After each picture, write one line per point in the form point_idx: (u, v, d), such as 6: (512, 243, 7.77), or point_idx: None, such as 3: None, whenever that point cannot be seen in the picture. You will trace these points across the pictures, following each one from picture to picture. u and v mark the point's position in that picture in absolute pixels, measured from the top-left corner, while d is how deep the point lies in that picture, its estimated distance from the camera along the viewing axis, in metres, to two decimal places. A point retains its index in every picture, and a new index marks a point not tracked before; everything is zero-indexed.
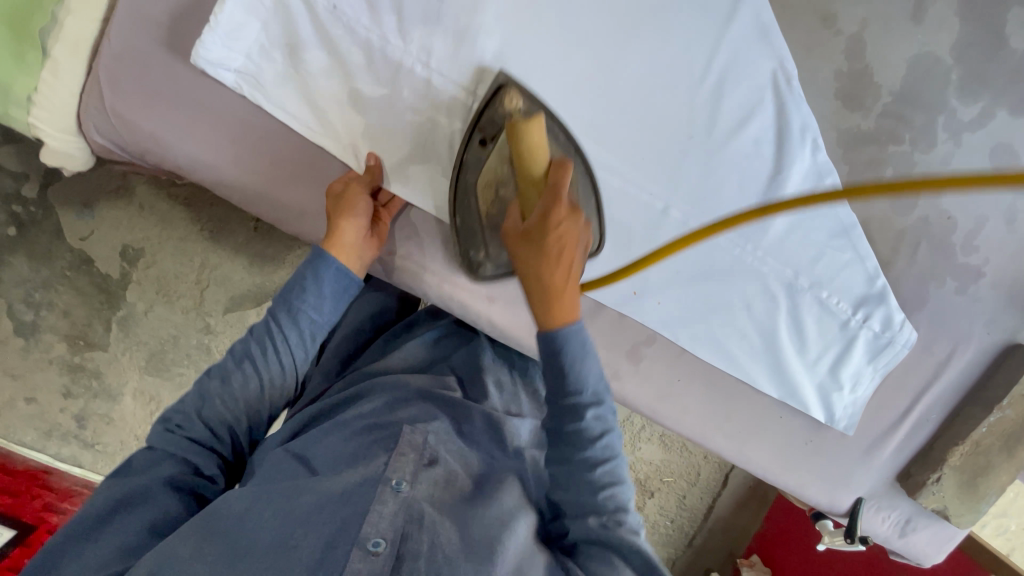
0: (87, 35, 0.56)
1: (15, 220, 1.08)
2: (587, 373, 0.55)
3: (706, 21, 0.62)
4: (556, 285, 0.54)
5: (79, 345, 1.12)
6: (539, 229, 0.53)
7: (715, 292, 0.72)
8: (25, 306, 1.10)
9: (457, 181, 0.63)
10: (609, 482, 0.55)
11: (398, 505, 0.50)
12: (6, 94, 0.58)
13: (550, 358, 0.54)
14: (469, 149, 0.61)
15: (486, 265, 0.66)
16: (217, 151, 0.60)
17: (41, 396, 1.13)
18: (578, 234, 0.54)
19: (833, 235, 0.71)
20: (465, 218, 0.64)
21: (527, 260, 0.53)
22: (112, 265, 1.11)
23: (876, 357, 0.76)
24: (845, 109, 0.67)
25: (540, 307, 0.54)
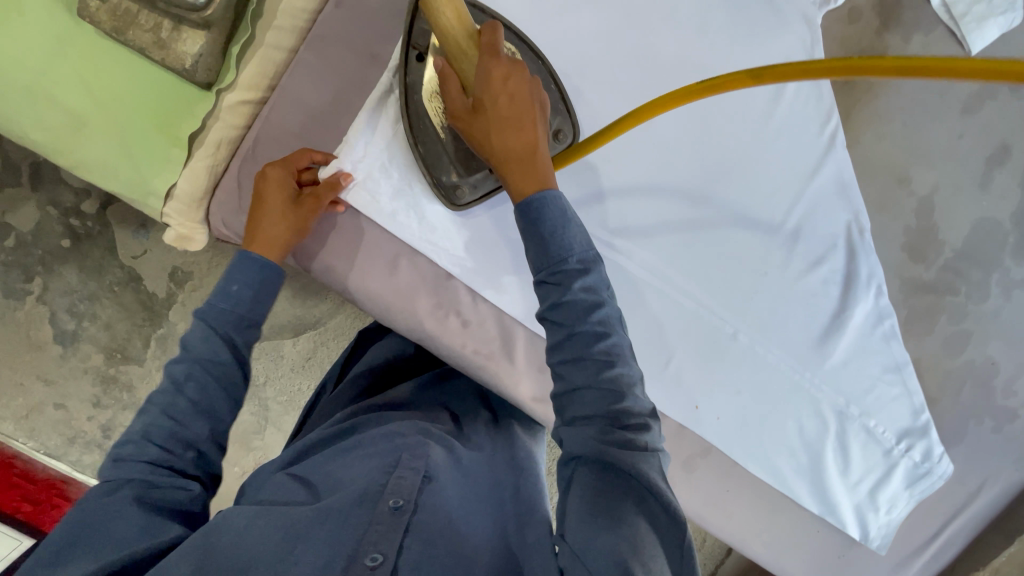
0: (230, 141, 0.60)
1: (73, 233, 1.14)
2: (572, 241, 0.50)
3: (790, 175, 0.68)
4: (523, 152, 0.53)
5: (116, 358, 1.16)
6: (487, 97, 0.53)
7: (769, 413, 0.76)
8: (69, 315, 1.14)
9: (406, 108, 0.60)
10: (607, 366, 0.47)
11: (395, 525, 0.47)
12: (143, 185, 0.61)
13: (531, 228, 0.50)
14: (408, 69, 0.59)
15: (462, 188, 0.63)
16: (334, 257, 0.65)
17: (71, 403, 1.16)
18: (526, 90, 0.54)
19: (885, 370, 0.75)
20: (427, 142, 0.61)
21: (485, 133, 0.53)
22: (159, 285, 1.15)
23: (914, 484, 0.79)
24: (910, 260, 0.72)
25: (512, 178, 0.52)
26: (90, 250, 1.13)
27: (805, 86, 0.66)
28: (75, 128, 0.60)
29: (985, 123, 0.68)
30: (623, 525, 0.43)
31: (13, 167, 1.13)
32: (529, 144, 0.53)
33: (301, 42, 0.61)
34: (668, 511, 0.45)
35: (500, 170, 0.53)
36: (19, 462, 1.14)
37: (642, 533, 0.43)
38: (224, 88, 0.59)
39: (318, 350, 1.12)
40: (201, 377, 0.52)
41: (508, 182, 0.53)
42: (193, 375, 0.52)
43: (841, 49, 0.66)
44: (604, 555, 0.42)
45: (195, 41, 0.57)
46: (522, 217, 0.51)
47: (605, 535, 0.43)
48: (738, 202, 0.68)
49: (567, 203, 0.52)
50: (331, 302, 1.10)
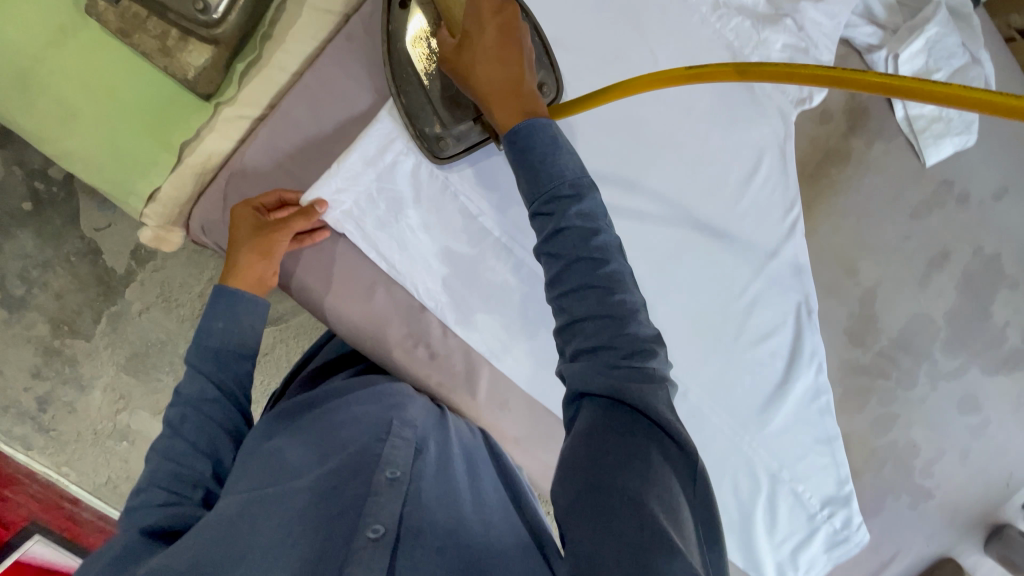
0: (221, 154, 0.61)
1: (35, 197, 1.10)
2: (566, 165, 0.49)
3: (756, 249, 0.72)
4: (508, 85, 0.53)
5: (62, 331, 1.12)
6: (475, 28, 0.54)
7: (709, 469, 0.80)
8: (19, 280, 1.10)
9: (389, 56, 0.59)
10: (608, 295, 0.46)
11: (393, 494, 0.49)
12: (125, 185, 0.61)
13: (525, 159, 0.50)
14: (393, 16, 0.59)
15: (446, 140, 0.61)
16: (312, 282, 0.66)
17: (7, 371, 1.11)
18: (516, 23, 0.55)
19: (817, 441, 0.80)
20: (410, 91, 0.60)
21: (472, 62, 0.54)
22: (119, 261, 1.12)
23: (831, 549, 0.85)
24: (850, 343, 0.77)
25: (497, 111, 0.53)
26: (51, 217, 1.09)
27: (776, 175, 0.69)
28: (63, 119, 0.59)
29: (933, 228, 0.74)
30: (640, 459, 0.42)
31: None
32: (514, 78, 0.54)
33: (306, 66, 0.62)
34: (681, 449, 0.43)
35: (485, 104, 0.54)
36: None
37: (662, 474, 0.42)
38: (223, 102, 0.61)
39: (277, 346, 1.10)
40: (195, 418, 0.54)
41: (495, 116, 0.53)
42: (187, 416, 0.54)
43: (810, 146, 0.72)
44: (625, 500, 0.41)
45: (202, 53, 0.57)
46: (511, 149, 0.51)
47: (618, 484, 0.41)
48: (721, 210, 0.70)
49: (556, 131, 0.52)
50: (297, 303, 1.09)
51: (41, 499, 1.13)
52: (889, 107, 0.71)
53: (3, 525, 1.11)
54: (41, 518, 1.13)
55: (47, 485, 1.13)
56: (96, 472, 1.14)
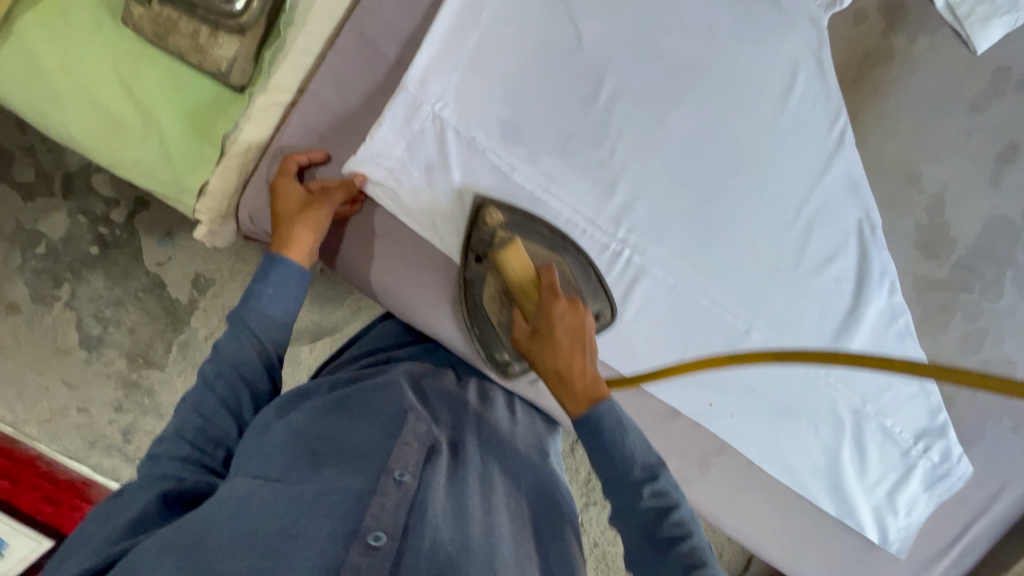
0: (260, 141, 0.64)
1: (101, 241, 1.18)
2: (634, 450, 0.50)
3: (805, 167, 0.68)
4: (576, 372, 0.52)
5: (138, 363, 1.19)
6: (545, 324, 0.54)
7: (784, 411, 0.76)
8: (95, 321, 1.18)
9: (464, 300, 0.67)
10: (657, 497, 0.48)
11: (400, 499, 0.48)
12: (178, 183, 0.65)
13: (591, 436, 0.50)
14: (468, 269, 0.66)
15: (514, 364, 0.68)
16: (356, 255, 0.67)
17: (93, 408, 1.19)
18: (585, 323, 0.54)
19: (901, 367, 0.75)
20: (481, 324, 0.67)
21: (542, 355, 0.54)
22: (181, 291, 1.19)
23: (932, 487, 0.79)
24: (922, 257, 0.72)
25: (567, 401, 0.53)
26: (118, 257, 1.17)
27: (814, 87, 0.66)
28: (116, 130, 0.63)
29: (997, 120, 0.68)
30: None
31: (47, 178, 1.18)
32: (585, 370, 0.53)
33: (327, 47, 0.65)
34: None
35: (556, 388, 0.54)
36: (42, 462, 1.17)
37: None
38: (256, 91, 0.63)
39: None
40: (230, 376, 0.55)
41: (562, 401, 0.53)
42: (222, 373, 0.55)
43: (847, 51, 0.67)
44: None
45: (231, 46, 0.60)
46: (585, 433, 0.51)
47: None
48: (764, 156, 0.68)
49: (620, 410, 0.51)
50: (348, 310, 1.13)
51: None
52: None
53: None
54: None
55: None
56: None
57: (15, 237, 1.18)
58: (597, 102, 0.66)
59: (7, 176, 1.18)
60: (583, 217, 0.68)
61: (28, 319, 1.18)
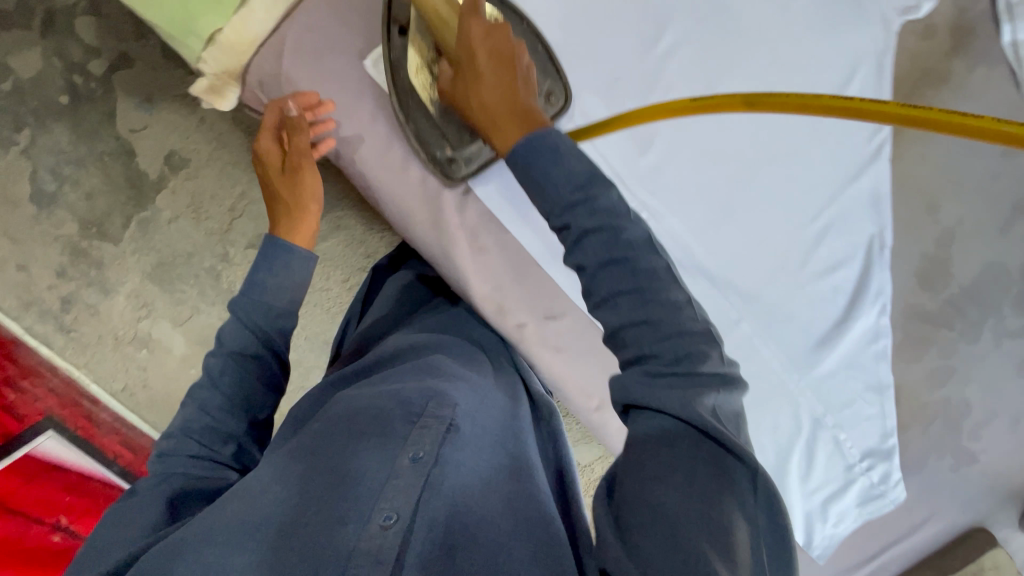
0: (288, 0, 0.59)
1: (73, 90, 1.07)
2: (569, 162, 0.48)
3: (833, 174, 0.68)
4: (511, 106, 0.51)
5: (90, 232, 1.10)
6: (472, 59, 0.52)
7: (751, 406, 0.76)
8: (51, 176, 1.08)
9: (392, 84, 0.59)
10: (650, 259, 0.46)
11: (414, 479, 0.46)
12: (186, 23, 0.58)
13: (525, 178, 0.49)
14: (391, 43, 0.58)
15: (457, 163, 0.61)
16: (369, 150, 0.63)
17: (34, 268, 1.09)
18: (503, 39, 0.53)
19: (868, 388, 0.77)
20: (418, 118, 0.60)
21: (474, 90, 0.52)
22: (152, 165, 1.10)
23: (864, 504, 0.82)
24: (918, 287, 0.74)
25: (504, 133, 0.51)
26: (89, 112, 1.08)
27: (868, 89, 0.64)
28: None
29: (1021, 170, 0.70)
30: (714, 511, 0.38)
31: (23, 7, 1.05)
32: (515, 101, 0.51)
33: None
34: (737, 458, 0.40)
35: (486, 127, 0.52)
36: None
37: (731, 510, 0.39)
38: None
39: None
40: (235, 370, 0.56)
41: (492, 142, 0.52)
42: (227, 368, 0.56)
43: (909, 63, 0.66)
44: (677, 512, 0.39)
45: None
46: (520, 159, 0.48)
47: (676, 486, 0.39)
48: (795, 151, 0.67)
49: (559, 139, 0.49)
50: (326, 223, 1.06)
51: (60, 394, 1.10)
52: (994, 31, 0.66)
53: (16, 418, 1.06)
54: (57, 415, 1.09)
55: (69, 381, 1.10)
56: (115, 377, 1.12)
57: None
58: (655, 50, 0.62)
59: None
60: (610, 168, 0.66)
61: None
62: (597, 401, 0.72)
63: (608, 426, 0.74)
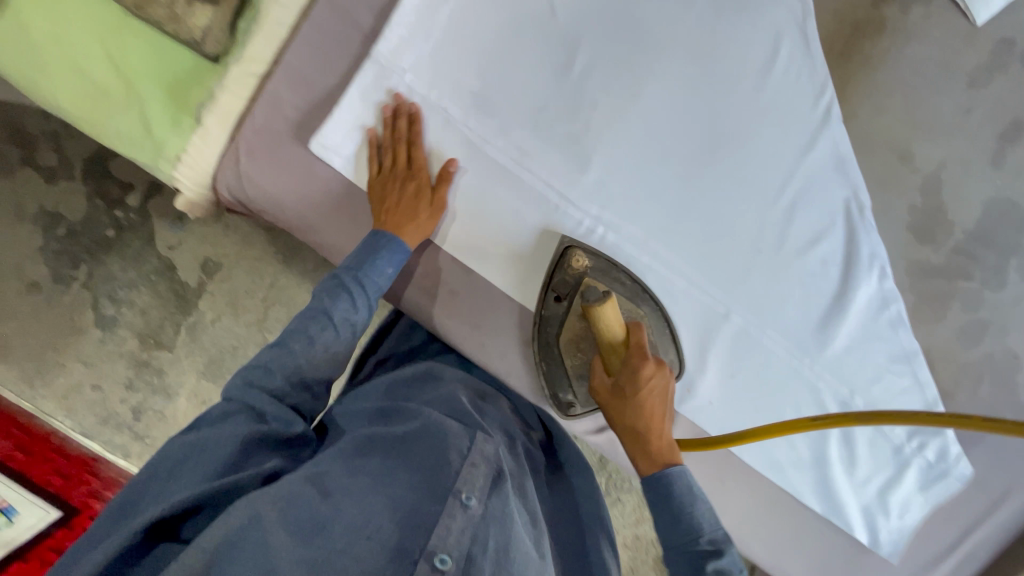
0: (235, 112, 0.65)
1: (117, 224, 1.22)
2: (702, 519, 0.55)
3: (787, 148, 0.65)
4: (652, 433, 0.60)
5: (149, 344, 1.22)
6: (628, 388, 0.61)
7: (766, 401, 0.72)
8: (109, 301, 1.22)
9: (537, 337, 0.68)
10: None
11: (463, 524, 0.50)
12: (158, 151, 0.67)
13: (660, 501, 0.56)
14: (545, 305, 0.67)
15: (575, 404, 0.70)
16: (321, 227, 0.67)
17: (106, 385, 1.22)
18: (665, 385, 0.62)
19: (894, 359, 0.71)
20: (550, 363, 0.69)
21: (626, 414, 0.61)
22: (191, 275, 1.22)
23: (928, 488, 0.74)
24: (916, 241, 0.68)
25: (641, 458, 0.60)
26: (133, 240, 1.22)
27: (799, 58, 0.64)
28: (101, 98, 0.66)
29: (996, 97, 0.65)
30: None
31: (68, 164, 1.23)
32: (659, 428, 0.60)
33: (301, 18, 0.65)
34: None
35: (629, 444, 0.61)
36: (56, 439, 1.20)
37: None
38: (232, 60, 0.65)
39: None
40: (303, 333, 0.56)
41: (635, 460, 0.61)
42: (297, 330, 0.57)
43: (835, 21, 0.65)
44: None
45: (205, 15, 0.63)
46: (653, 491, 0.57)
47: None
48: (741, 133, 0.65)
49: (691, 477, 0.57)
50: None
51: None
52: None
53: None
54: None
55: None
56: None
57: (36, 219, 1.23)
58: (572, 73, 0.65)
59: (30, 160, 1.23)
60: (557, 192, 0.67)
61: (48, 299, 1.22)
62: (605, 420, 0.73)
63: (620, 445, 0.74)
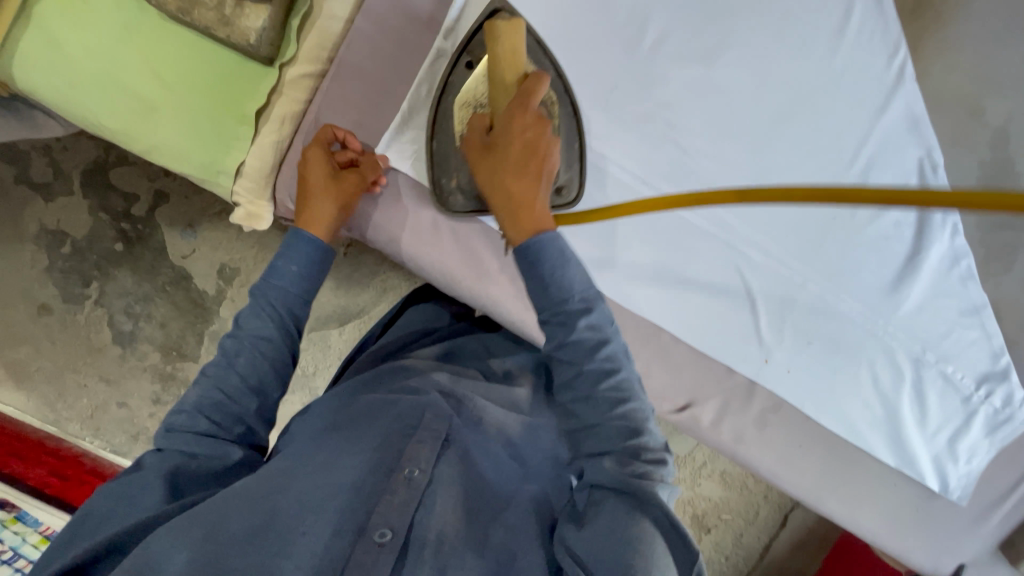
0: (292, 116, 0.63)
1: (125, 236, 1.16)
2: (572, 280, 0.49)
3: (860, 111, 0.65)
4: (521, 199, 0.51)
5: (172, 355, 1.17)
6: (503, 139, 0.52)
7: (841, 362, 0.73)
8: (125, 316, 1.16)
9: (438, 105, 0.60)
10: (620, 402, 0.48)
11: (408, 497, 0.48)
12: (214, 165, 0.63)
13: (528, 269, 0.50)
14: (455, 71, 0.60)
15: (458, 197, 0.62)
16: (402, 232, 0.66)
17: (132, 402, 1.18)
18: (546, 145, 0.53)
19: (963, 313, 0.72)
20: (442, 139, 0.61)
21: (492, 173, 0.52)
22: (208, 282, 1.16)
23: (993, 432, 0.75)
24: (985, 196, 0.69)
25: (509, 226, 0.52)
26: (143, 252, 1.15)
27: (871, 20, 0.63)
28: (147, 112, 0.63)
29: None
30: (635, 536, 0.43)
31: (65, 177, 1.16)
32: (532, 194, 0.52)
33: (354, 10, 0.62)
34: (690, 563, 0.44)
35: (496, 212, 0.52)
36: (89, 460, 1.15)
37: (655, 538, 0.43)
38: (286, 63, 0.62)
39: None
40: (250, 354, 0.53)
41: (505, 230, 0.52)
42: (242, 350, 0.54)
43: None
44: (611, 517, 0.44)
45: (258, 15, 0.59)
46: (520, 259, 0.50)
47: (619, 499, 0.45)
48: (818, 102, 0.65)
49: (564, 244, 0.50)
50: (374, 291, 1.10)
51: None
52: None
53: None
54: None
55: None
56: None
57: (39, 238, 1.17)
58: (640, 51, 0.64)
59: (26, 177, 1.17)
60: (633, 175, 0.67)
61: (61, 319, 1.18)
62: (684, 400, 0.75)
63: (702, 422, 0.75)
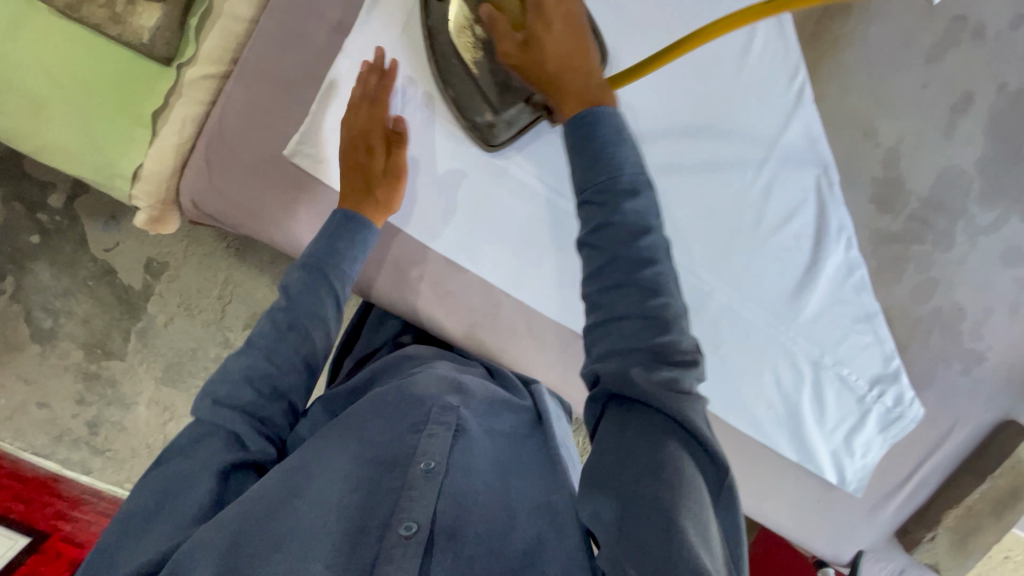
0: (193, 117, 0.62)
1: (41, 229, 1.07)
2: (624, 160, 0.47)
3: (763, 124, 0.69)
4: (573, 67, 0.52)
5: (96, 353, 1.09)
6: (538, 23, 0.53)
7: (747, 366, 0.77)
8: (44, 313, 1.07)
9: (433, 54, 0.63)
10: (651, 297, 0.44)
11: (426, 488, 0.47)
12: (112, 167, 0.63)
13: (580, 147, 0.48)
14: (430, 13, 0.61)
15: (498, 126, 0.63)
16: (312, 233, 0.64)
17: (53, 402, 1.09)
18: (575, 12, 0.55)
19: (857, 319, 0.76)
20: (457, 83, 0.62)
21: (547, 47, 0.53)
22: (134, 277, 1.09)
23: (887, 429, 0.80)
24: (877, 212, 0.74)
25: (567, 103, 0.51)
26: (62, 244, 1.07)
27: (772, 45, 0.69)
28: (37, 111, 0.61)
29: (949, 71, 0.71)
30: (664, 465, 0.40)
31: None
32: (575, 67, 0.53)
33: (259, 10, 0.62)
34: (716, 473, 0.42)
35: (563, 97, 0.52)
36: (6, 461, 1.06)
37: (685, 460, 0.40)
38: (185, 63, 0.62)
39: None
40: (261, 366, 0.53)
41: (562, 109, 0.52)
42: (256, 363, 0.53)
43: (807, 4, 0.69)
44: (629, 448, 0.41)
45: (151, 14, 0.59)
46: (576, 131, 0.49)
47: (643, 421, 0.42)
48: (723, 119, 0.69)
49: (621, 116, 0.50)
50: None
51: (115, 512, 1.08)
52: None
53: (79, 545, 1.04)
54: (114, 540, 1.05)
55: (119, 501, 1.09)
56: None
57: None
58: None
59: None
60: (546, 185, 0.68)
61: None
62: None
63: None
